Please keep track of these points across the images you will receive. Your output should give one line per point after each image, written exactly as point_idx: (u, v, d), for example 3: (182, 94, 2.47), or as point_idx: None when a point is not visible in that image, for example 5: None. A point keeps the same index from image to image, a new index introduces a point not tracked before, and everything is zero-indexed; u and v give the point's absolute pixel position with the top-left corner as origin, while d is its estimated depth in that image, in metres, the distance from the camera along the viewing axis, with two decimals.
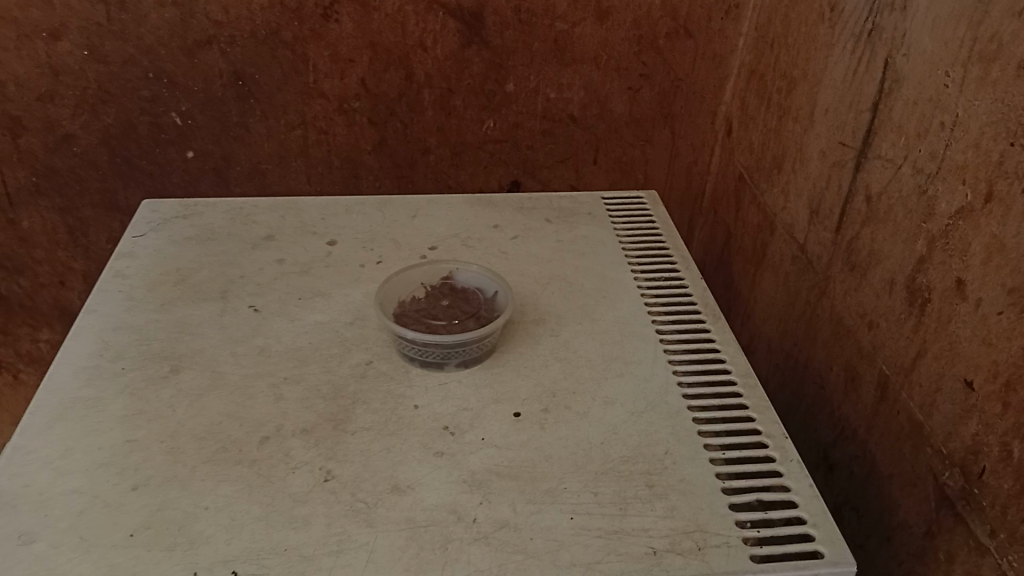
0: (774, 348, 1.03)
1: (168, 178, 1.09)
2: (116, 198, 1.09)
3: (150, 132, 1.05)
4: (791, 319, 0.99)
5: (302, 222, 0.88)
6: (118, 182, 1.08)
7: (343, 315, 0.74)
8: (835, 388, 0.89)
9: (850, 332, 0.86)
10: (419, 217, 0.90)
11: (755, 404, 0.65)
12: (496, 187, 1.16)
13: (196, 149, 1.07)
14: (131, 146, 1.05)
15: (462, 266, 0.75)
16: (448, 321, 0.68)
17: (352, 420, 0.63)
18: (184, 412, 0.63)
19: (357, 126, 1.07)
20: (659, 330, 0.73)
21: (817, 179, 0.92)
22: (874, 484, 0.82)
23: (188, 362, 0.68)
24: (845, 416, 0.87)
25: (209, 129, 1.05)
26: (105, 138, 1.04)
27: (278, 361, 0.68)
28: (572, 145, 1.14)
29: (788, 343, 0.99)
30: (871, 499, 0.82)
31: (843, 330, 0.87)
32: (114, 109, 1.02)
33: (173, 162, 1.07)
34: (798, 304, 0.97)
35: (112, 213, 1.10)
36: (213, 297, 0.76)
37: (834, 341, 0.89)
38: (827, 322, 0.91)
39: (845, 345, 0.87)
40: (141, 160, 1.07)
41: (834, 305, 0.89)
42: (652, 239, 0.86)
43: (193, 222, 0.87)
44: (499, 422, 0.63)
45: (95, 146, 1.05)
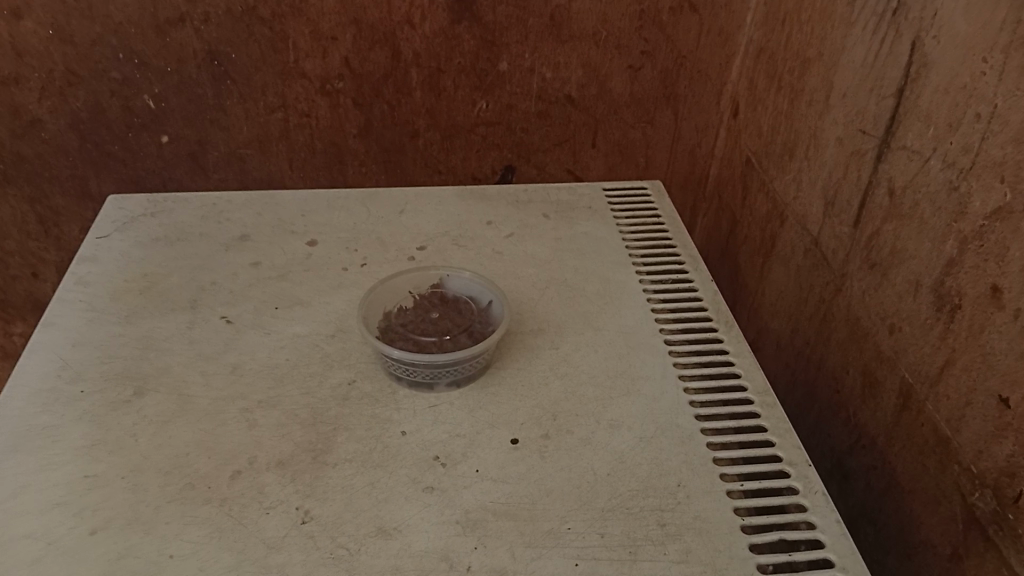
0: (784, 346, 0.98)
1: (142, 166, 1.02)
2: (87, 187, 1.02)
3: (122, 117, 0.97)
4: (802, 316, 0.93)
5: (279, 219, 0.81)
6: (89, 170, 1.01)
7: (324, 327, 0.68)
8: (851, 393, 0.84)
9: (869, 335, 0.81)
10: (407, 211, 0.83)
11: (774, 427, 0.60)
12: (490, 173, 1.09)
13: (171, 134, 1.00)
14: (101, 132, 0.98)
15: (453, 274, 0.69)
16: (438, 337, 0.62)
17: (333, 449, 0.57)
18: (149, 443, 0.58)
19: (341, 108, 1.00)
20: (668, 341, 0.67)
21: (833, 169, 0.86)
22: (893, 498, 0.77)
23: (154, 384, 0.62)
24: (861, 423, 0.82)
25: (184, 114, 0.98)
26: (74, 123, 0.97)
27: (253, 381, 0.62)
28: (569, 128, 1.07)
29: (799, 341, 0.94)
30: (891, 513, 0.77)
31: (861, 331, 0.82)
32: (82, 93, 0.95)
33: (147, 149, 1.00)
34: (810, 301, 0.91)
35: (84, 202, 1.04)
36: (182, 307, 0.70)
37: (851, 344, 0.84)
38: (843, 322, 0.85)
39: (862, 348, 0.82)
40: (113, 146, 1.00)
41: (851, 303, 0.83)
42: (659, 236, 0.80)
43: (162, 221, 0.81)
44: (495, 450, 0.57)
45: (63, 132, 0.98)
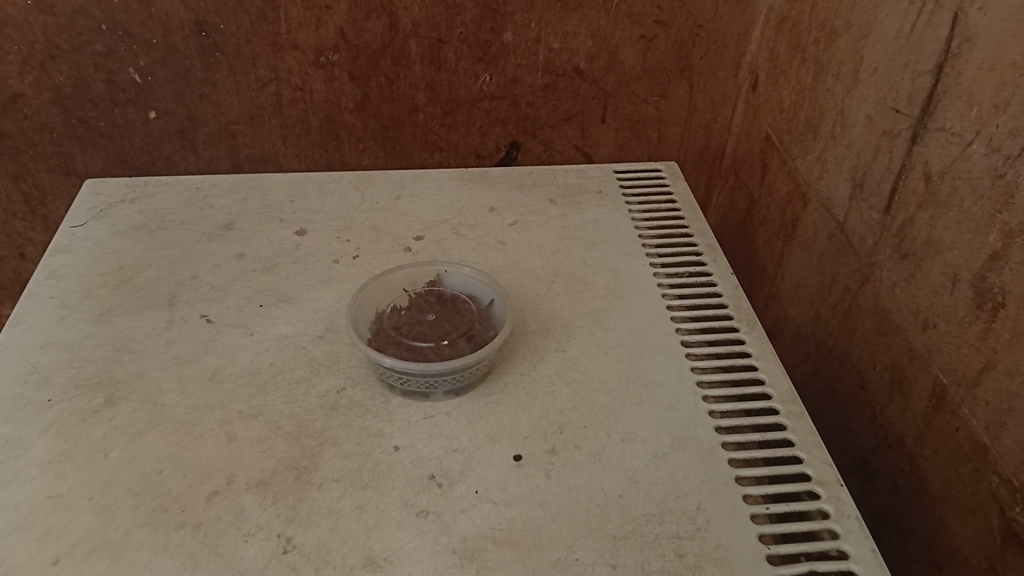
0: (804, 336, 0.92)
1: (129, 143, 0.96)
2: (72, 164, 0.97)
3: (106, 92, 0.91)
4: (825, 305, 0.88)
5: (266, 206, 0.76)
6: (74, 147, 0.95)
7: (312, 327, 0.63)
8: (877, 392, 0.78)
9: (899, 331, 0.75)
10: (404, 196, 0.78)
11: (802, 441, 0.55)
12: (494, 150, 1.03)
13: (158, 109, 0.93)
14: (86, 108, 0.92)
15: (452, 269, 0.64)
16: (436, 342, 0.57)
17: (319, 467, 0.52)
18: (119, 458, 0.53)
19: (336, 81, 0.93)
20: (685, 342, 0.62)
21: (863, 150, 0.80)
22: (923, 506, 0.72)
23: (127, 391, 0.57)
24: (888, 423, 0.77)
25: (171, 89, 0.92)
26: (57, 98, 0.91)
27: (233, 389, 0.57)
28: (577, 102, 1.01)
29: (821, 333, 0.88)
30: (920, 522, 0.73)
31: (890, 325, 0.76)
32: (65, 66, 0.89)
33: (133, 125, 0.94)
34: (834, 290, 0.86)
35: (70, 181, 0.98)
36: (160, 304, 0.65)
37: (879, 339, 0.78)
38: (870, 314, 0.79)
39: (891, 343, 0.76)
40: (99, 122, 0.94)
41: (880, 295, 0.78)
42: (674, 224, 0.75)
43: (142, 208, 0.75)
44: (496, 467, 0.52)
45: (46, 108, 0.92)
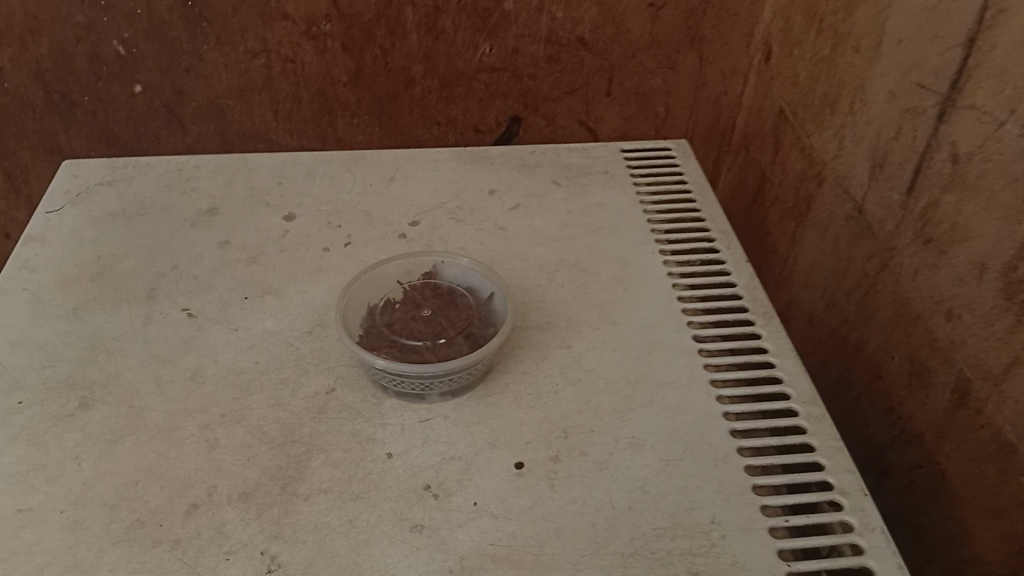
0: (816, 322, 0.88)
1: (113, 120, 0.88)
2: (58, 141, 0.90)
3: (90, 66, 0.84)
4: (840, 289, 0.84)
5: (252, 189, 0.72)
6: (58, 124, 0.88)
7: (299, 322, 0.59)
8: (894, 383, 0.75)
9: (920, 320, 0.71)
10: (398, 179, 0.74)
11: (823, 446, 0.51)
12: (493, 125, 0.97)
13: (144, 82, 0.86)
14: (69, 82, 0.85)
15: (449, 260, 0.60)
16: (431, 341, 0.53)
17: (305, 477, 0.49)
18: (93, 468, 0.49)
19: (329, 53, 0.87)
20: (697, 337, 0.58)
21: (884, 127, 0.75)
22: (945, 505, 0.69)
23: (102, 394, 0.54)
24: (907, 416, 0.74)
25: (157, 61, 0.85)
26: (38, 72, 0.84)
27: (215, 391, 0.54)
28: (581, 75, 0.95)
29: (834, 320, 0.85)
30: (942, 520, 0.69)
31: (911, 314, 0.72)
32: (46, 39, 0.82)
33: (117, 101, 0.87)
34: (851, 274, 0.82)
35: (52, 159, 0.91)
36: (139, 298, 0.61)
37: (898, 328, 0.74)
38: (890, 301, 0.75)
39: (912, 332, 0.72)
40: (81, 96, 0.86)
41: (901, 281, 0.74)
42: (685, 207, 0.70)
43: (122, 192, 0.72)
44: (495, 477, 0.49)
45: (29, 84, 0.85)
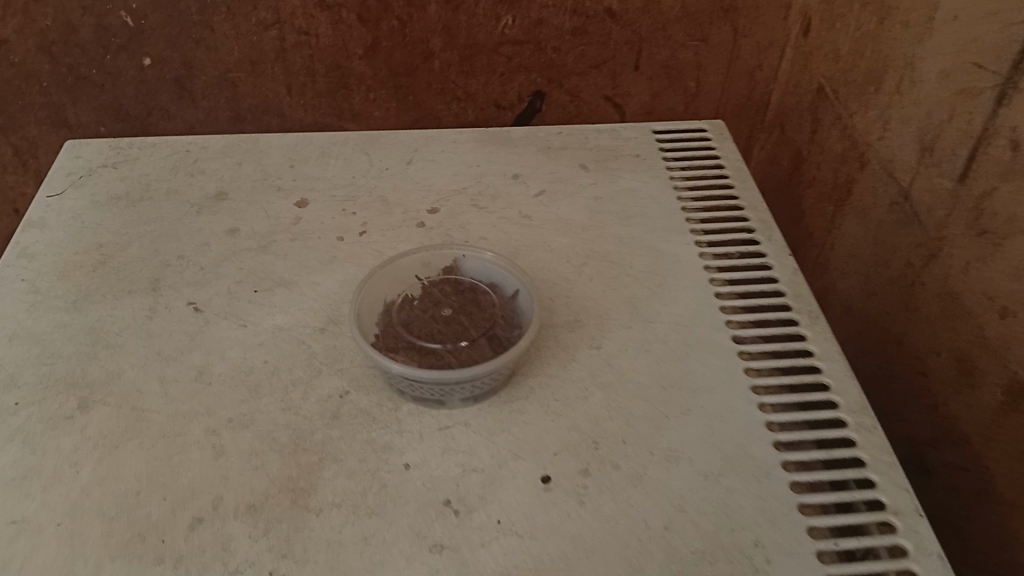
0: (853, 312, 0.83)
1: (123, 95, 0.83)
2: (64, 115, 0.84)
3: (96, 38, 0.78)
4: (879, 279, 0.78)
5: (262, 172, 0.69)
6: (66, 97, 0.83)
7: (311, 318, 0.55)
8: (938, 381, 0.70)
9: (970, 315, 0.66)
10: (416, 162, 0.70)
11: (874, 461, 0.48)
12: (516, 101, 0.88)
13: (154, 56, 0.80)
14: (76, 55, 0.79)
15: (471, 254, 0.56)
16: (452, 344, 0.50)
17: (317, 489, 0.45)
18: (91, 475, 0.46)
19: (344, 24, 0.80)
20: (736, 337, 0.54)
21: (934, 109, 0.69)
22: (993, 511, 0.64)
23: (103, 394, 0.51)
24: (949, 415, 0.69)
25: (165, 32, 0.79)
26: (43, 45, 0.79)
27: (221, 393, 0.50)
28: (608, 47, 0.85)
29: (873, 310, 0.79)
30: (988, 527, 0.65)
31: (958, 310, 0.67)
32: (51, 8, 0.76)
33: (126, 75, 0.81)
34: (894, 264, 0.76)
35: (60, 134, 0.86)
36: (142, 289, 0.57)
37: (943, 323, 0.69)
38: (935, 295, 0.70)
39: (958, 329, 0.67)
40: (90, 70, 0.81)
41: (948, 275, 0.68)
42: (722, 194, 0.66)
43: (126, 175, 0.68)
44: (520, 492, 0.45)
45: (33, 55, 0.79)
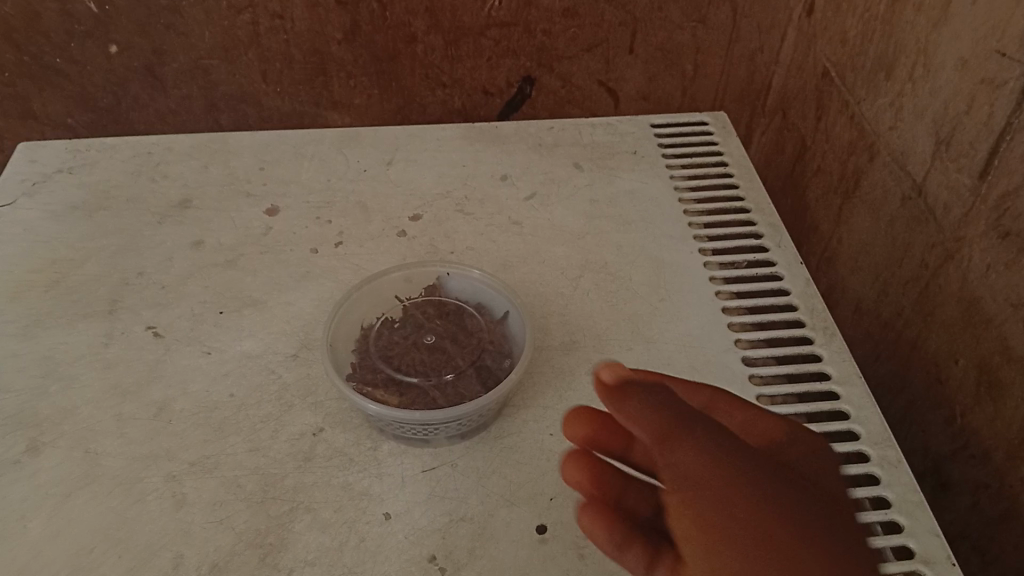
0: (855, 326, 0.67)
1: (92, 83, 0.72)
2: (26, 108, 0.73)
3: (60, 24, 0.68)
4: (889, 295, 0.62)
5: (230, 176, 0.63)
6: (27, 86, 0.71)
7: (283, 343, 0.51)
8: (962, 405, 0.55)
9: (1005, 344, 0.51)
10: (398, 163, 0.65)
11: (901, 501, 0.44)
12: (505, 86, 0.77)
13: (121, 42, 0.69)
14: (39, 41, 0.69)
15: (456, 272, 0.52)
16: (436, 377, 0.46)
17: (288, 546, 0.41)
18: (40, 531, 0.41)
19: (321, 6, 0.69)
20: (747, 358, 0.50)
21: (952, 98, 0.54)
22: (981, 533, 0.54)
23: (53, 434, 0.45)
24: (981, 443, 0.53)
25: (134, 17, 0.68)
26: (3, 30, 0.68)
27: (183, 432, 0.46)
28: (602, 28, 0.74)
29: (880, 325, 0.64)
30: (973, 551, 0.55)
31: (991, 332, 0.52)
32: None
33: (93, 63, 0.70)
34: (907, 275, 0.60)
35: (25, 128, 0.74)
36: (98, 313, 0.52)
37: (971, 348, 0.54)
38: (956, 314, 0.55)
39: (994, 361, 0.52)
40: (54, 58, 0.70)
41: (975, 294, 0.53)
42: (727, 195, 0.62)
43: (84, 180, 0.63)
44: (512, 546, 0.41)
45: None
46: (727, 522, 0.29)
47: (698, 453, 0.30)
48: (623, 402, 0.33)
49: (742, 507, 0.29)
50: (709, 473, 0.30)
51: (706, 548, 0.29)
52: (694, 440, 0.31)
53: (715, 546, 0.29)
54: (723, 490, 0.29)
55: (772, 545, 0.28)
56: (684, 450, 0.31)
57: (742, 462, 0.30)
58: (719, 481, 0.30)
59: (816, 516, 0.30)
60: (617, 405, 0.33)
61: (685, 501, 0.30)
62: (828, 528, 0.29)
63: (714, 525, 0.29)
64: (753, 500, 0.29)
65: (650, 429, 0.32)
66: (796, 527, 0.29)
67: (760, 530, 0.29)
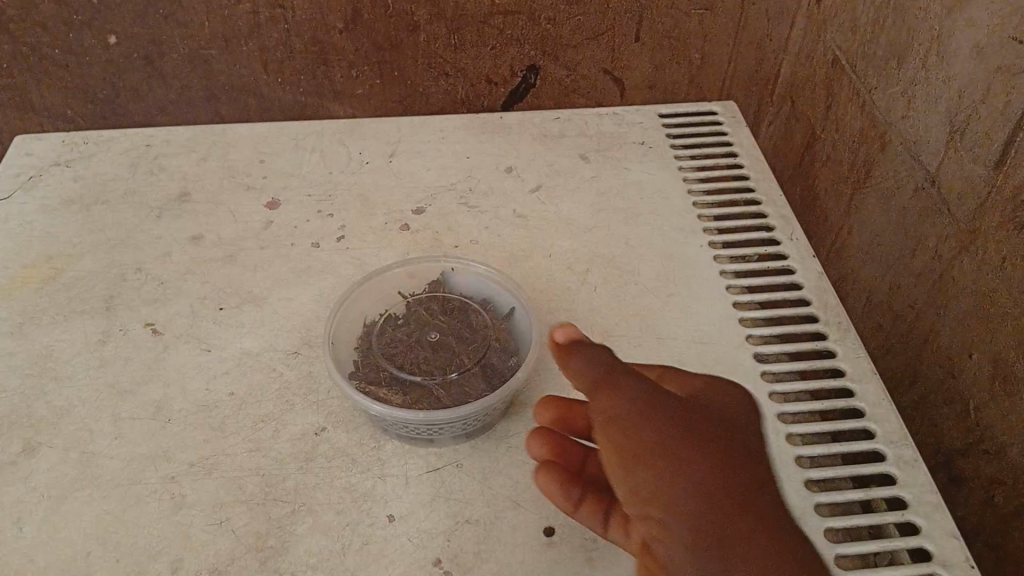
0: (864, 319, 0.65)
1: (91, 74, 0.70)
2: (24, 99, 0.72)
3: (57, 13, 0.66)
4: (899, 288, 0.60)
5: (231, 168, 0.62)
6: (25, 77, 0.70)
7: (284, 340, 0.50)
8: (975, 401, 0.53)
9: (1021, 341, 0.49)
10: (401, 155, 0.64)
11: (918, 502, 0.43)
12: (508, 76, 0.75)
13: (119, 32, 0.68)
14: (35, 31, 0.67)
15: (461, 268, 0.51)
16: (441, 376, 0.45)
17: (289, 550, 0.40)
18: (36, 535, 0.40)
19: None
20: (759, 354, 0.49)
21: (966, 88, 0.52)
22: (996, 529, 0.53)
23: (49, 434, 0.44)
24: (994, 440, 0.52)
25: (131, 6, 0.66)
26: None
27: (182, 432, 0.45)
28: (608, 15, 0.72)
29: (889, 318, 0.62)
30: (988, 548, 0.54)
31: (1007, 328, 0.50)
32: None
33: (90, 53, 0.69)
34: (918, 269, 0.58)
35: (23, 120, 0.73)
36: (96, 309, 0.51)
37: (985, 343, 0.52)
38: (969, 308, 0.53)
39: (1008, 358, 0.50)
40: (51, 48, 0.68)
41: (990, 288, 0.51)
42: (737, 187, 0.60)
43: (80, 174, 0.62)
44: (519, 549, 0.40)
45: None
46: (654, 459, 0.32)
47: (630, 403, 0.34)
48: (573, 364, 0.36)
49: (668, 447, 0.33)
50: (634, 407, 0.34)
51: (632, 469, 0.33)
52: (627, 393, 0.34)
53: (639, 466, 0.32)
54: (646, 421, 0.33)
55: (689, 464, 0.32)
56: (613, 392, 0.34)
57: (669, 412, 0.34)
58: (643, 414, 0.33)
59: (727, 443, 0.34)
60: (563, 365, 0.36)
61: (612, 430, 0.34)
62: (737, 453, 0.34)
63: (643, 460, 0.32)
64: (672, 427, 0.33)
65: (590, 384, 0.35)
66: (710, 449, 0.33)
67: (685, 464, 0.32)
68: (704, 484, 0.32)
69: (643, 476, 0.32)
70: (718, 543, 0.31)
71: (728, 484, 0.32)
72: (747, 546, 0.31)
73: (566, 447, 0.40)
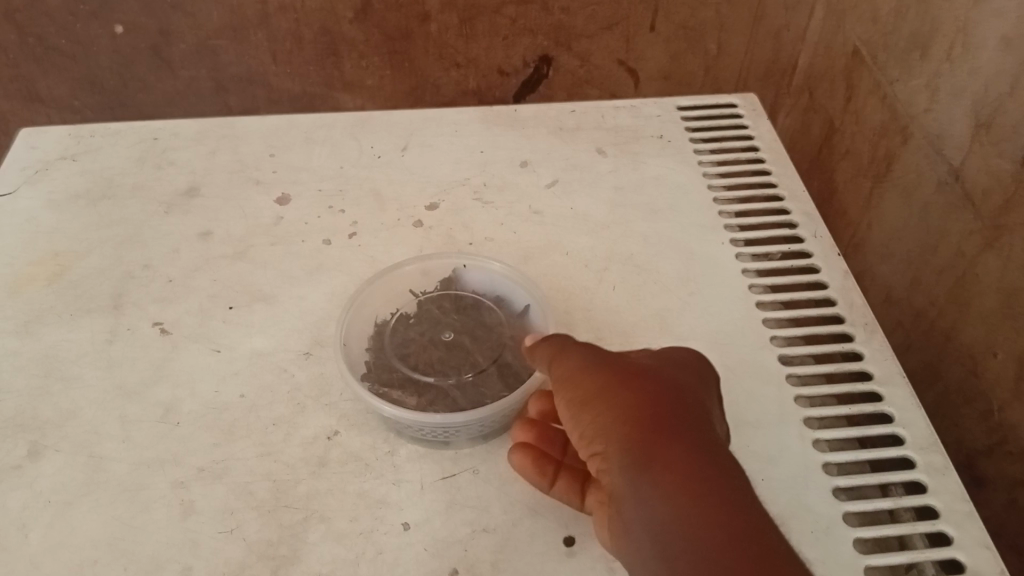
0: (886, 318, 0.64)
1: (98, 65, 0.69)
2: (32, 90, 0.71)
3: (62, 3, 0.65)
4: (922, 287, 0.59)
5: (240, 162, 0.61)
6: (33, 68, 0.69)
7: (294, 341, 0.48)
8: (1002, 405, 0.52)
9: None
10: (413, 148, 0.62)
11: (949, 511, 0.41)
12: (520, 66, 0.73)
13: (125, 22, 0.67)
14: (41, 21, 0.66)
15: (473, 265, 0.50)
16: (456, 377, 0.44)
17: (301, 559, 0.39)
18: (42, 541, 0.39)
19: None
20: (783, 355, 0.47)
21: (993, 81, 0.50)
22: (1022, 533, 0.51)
23: (56, 438, 0.43)
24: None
25: None
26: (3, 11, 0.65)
27: (191, 436, 0.43)
28: (622, 5, 0.70)
29: (910, 317, 0.60)
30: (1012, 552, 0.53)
31: None
32: None
33: (97, 43, 0.68)
34: (942, 267, 0.56)
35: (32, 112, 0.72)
36: (103, 308, 0.50)
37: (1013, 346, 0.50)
38: (996, 310, 0.51)
39: None
40: (58, 39, 0.67)
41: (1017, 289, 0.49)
42: (757, 182, 0.59)
43: (87, 168, 0.61)
44: (538, 558, 0.39)
45: None
46: (595, 396, 0.35)
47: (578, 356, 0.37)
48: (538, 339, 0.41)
49: (609, 385, 0.35)
50: (581, 362, 0.37)
51: (577, 413, 0.36)
52: (577, 348, 0.38)
53: (582, 408, 0.36)
54: (586, 370, 0.36)
55: (624, 393, 0.35)
56: (565, 353, 0.38)
57: (615, 361, 0.37)
58: (586, 365, 0.37)
59: (675, 387, 0.36)
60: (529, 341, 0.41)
61: (563, 384, 0.37)
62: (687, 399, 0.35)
63: (587, 399, 0.35)
64: (612, 370, 0.36)
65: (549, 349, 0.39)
66: (646, 382, 0.35)
67: (624, 397, 0.35)
68: (635, 411, 0.34)
69: (586, 417, 0.35)
70: (645, 456, 0.33)
71: (659, 405, 0.34)
72: (673, 457, 0.32)
73: (552, 433, 0.42)
